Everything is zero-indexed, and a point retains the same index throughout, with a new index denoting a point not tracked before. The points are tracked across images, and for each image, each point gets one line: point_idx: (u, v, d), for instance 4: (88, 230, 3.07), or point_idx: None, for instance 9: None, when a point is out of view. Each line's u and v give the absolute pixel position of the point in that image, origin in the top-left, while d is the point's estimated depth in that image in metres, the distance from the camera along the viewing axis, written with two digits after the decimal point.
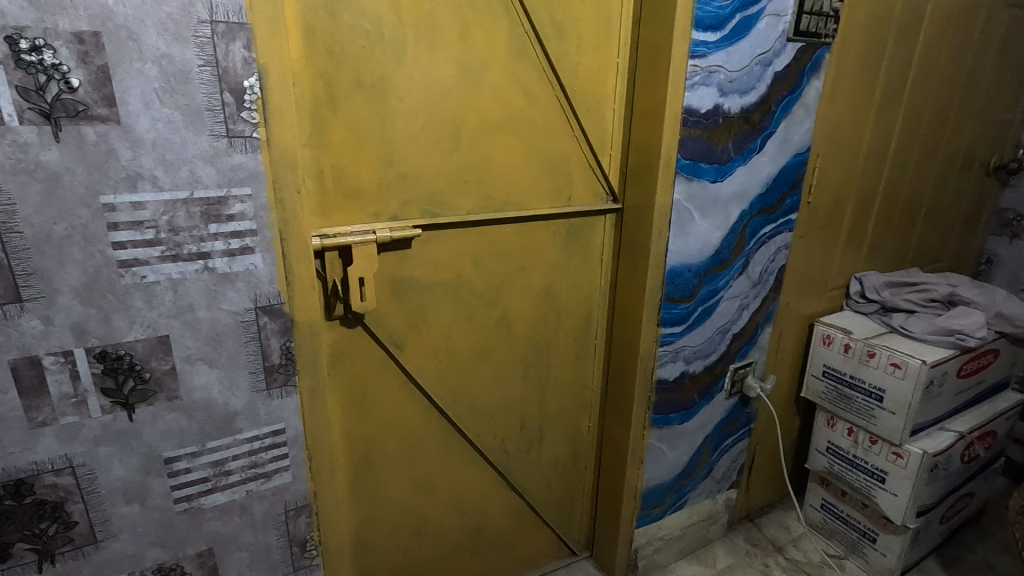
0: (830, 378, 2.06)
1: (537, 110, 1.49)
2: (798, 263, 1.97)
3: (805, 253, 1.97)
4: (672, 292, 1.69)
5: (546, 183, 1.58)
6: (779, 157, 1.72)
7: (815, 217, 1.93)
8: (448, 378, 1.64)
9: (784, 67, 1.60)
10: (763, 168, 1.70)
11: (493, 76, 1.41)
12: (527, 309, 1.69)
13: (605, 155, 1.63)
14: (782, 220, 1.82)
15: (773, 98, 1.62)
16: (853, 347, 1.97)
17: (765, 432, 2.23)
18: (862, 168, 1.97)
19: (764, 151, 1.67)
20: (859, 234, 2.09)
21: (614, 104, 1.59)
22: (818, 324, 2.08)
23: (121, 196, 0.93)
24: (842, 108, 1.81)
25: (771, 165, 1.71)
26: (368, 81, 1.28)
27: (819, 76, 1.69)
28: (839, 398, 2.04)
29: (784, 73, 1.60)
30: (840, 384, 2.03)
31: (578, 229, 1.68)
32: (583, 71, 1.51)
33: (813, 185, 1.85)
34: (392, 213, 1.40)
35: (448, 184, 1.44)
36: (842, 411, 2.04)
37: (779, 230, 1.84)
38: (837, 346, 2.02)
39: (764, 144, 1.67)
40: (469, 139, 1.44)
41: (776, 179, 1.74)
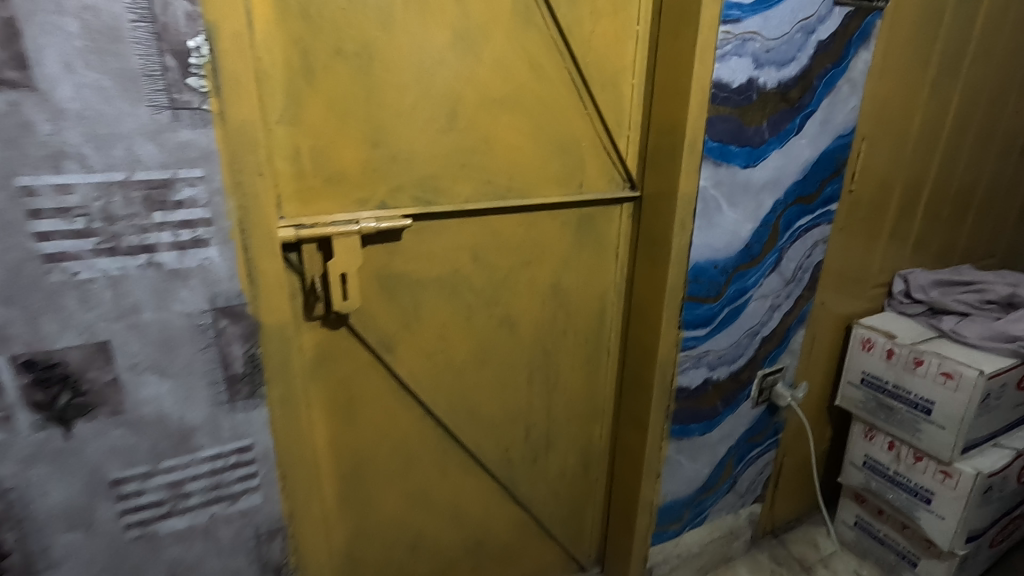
0: (869, 387, 1.87)
1: (545, 84, 1.32)
2: (836, 259, 1.78)
3: (845, 248, 1.77)
4: (696, 291, 1.51)
5: (555, 167, 1.40)
6: (819, 140, 1.52)
7: (856, 208, 1.73)
8: (446, 384, 1.48)
9: (829, 36, 1.40)
10: (801, 152, 1.51)
11: (495, 45, 1.24)
12: (534, 309, 1.52)
13: (622, 137, 1.45)
14: (820, 210, 1.63)
15: (816, 71, 1.43)
16: (897, 354, 1.77)
17: (794, 444, 2.05)
18: (912, 154, 1.76)
19: (802, 132, 1.48)
20: (905, 228, 1.89)
21: (633, 79, 1.40)
22: (858, 327, 1.88)
23: (42, 178, 0.78)
24: (892, 84, 1.60)
25: (810, 148, 1.52)
26: (350, 49, 1.11)
27: (867, 47, 1.48)
28: (879, 409, 1.85)
29: (828, 42, 1.41)
30: (881, 393, 1.84)
31: (591, 220, 1.50)
32: (597, 40, 1.33)
33: (855, 172, 1.65)
34: (380, 200, 1.24)
35: (443, 168, 1.28)
36: (882, 424, 1.85)
37: (817, 222, 1.64)
38: (878, 351, 1.82)
39: (803, 124, 1.47)
40: (468, 118, 1.27)
41: (815, 165, 1.55)
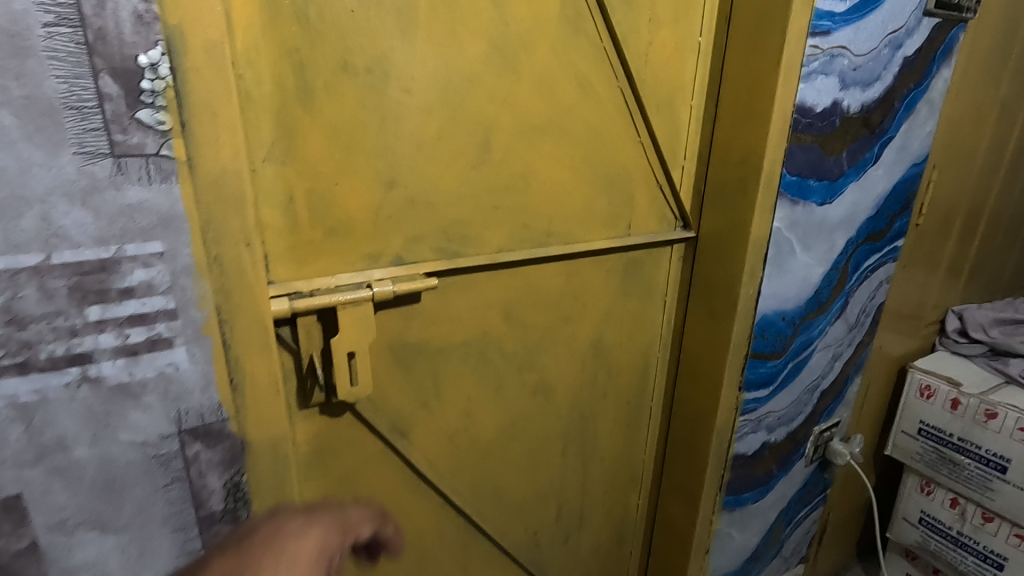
0: (928, 438, 1.69)
1: (596, 108, 1.07)
2: (895, 299, 1.59)
3: (905, 286, 1.59)
4: (760, 347, 1.31)
5: (602, 206, 1.16)
6: (894, 169, 1.32)
7: (919, 243, 1.55)
8: (469, 468, 1.22)
9: (915, 51, 1.20)
10: (876, 184, 1.30)
11: (538, 58, 0.98)
12: (573, 372, 1.27)
13: (677, 168, 1.22)
14: (888, 247, 1.44)
15: (898, 91, 1.23)
16: (963, 404, 1.59)
17: (840, 497, 1.85)
18: (975, 181, 1.58)
19: (879, 161, 1.28)
20: (961, 261, 1.71)
21: (693, 100, 1.18)
22: (913, 372, 1.69)
23: None
24: (966, 105, 1.41)
25: (885, 180, 1.32)
26: (360, 63, 0.84)
27: (949, 64, 1.29)
28: (940, 463, 1.67)
29: (913, 58, 1.21)
30: (941, 445, 1.66)
31: (639, 266, 1.27)
32: (656, 53, 1.09)
33: (923, 204, 1.46)
34: (395, 254, 0.97)
35: (473, 212, 1.02)
36: (943, 478, 1.67)
37: (883, 261, 1.45)
38: (939, 400, 1.64)
39: (881, 153, 1.27)
40: (503, 148, 1.01)
41: (888, 198, 1.35)
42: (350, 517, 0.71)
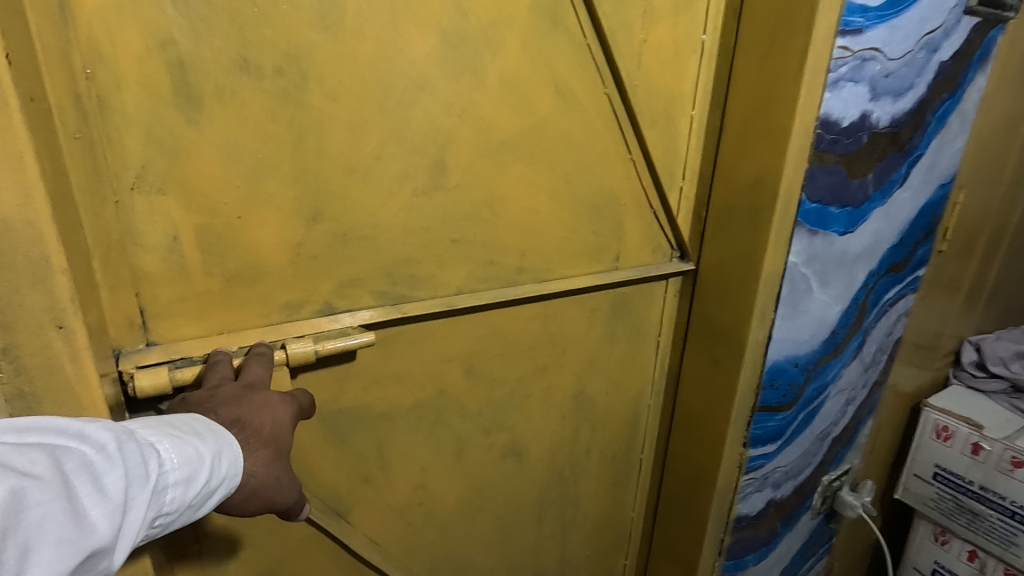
0: (944, 484, 1.51)
1: (578, 120, 0.88)
2: (913, 331, 1.41)
3: (923, 316, 1.41)
4: (769, 399, 1.14)
5: (585, 236, 0.97)
6: (922, 191, 1.15)
7: (940, 271, 1.38)
8: (425, 545, 1.02)
9: (951, 55, 1.03)
10: (902, 209, 1.12)
11: (505, 58, 0.78)
12: (550, 429, 1.08)
13: (675, 190, 1.03)
14: (909, 278, 1.26)
15: (931, 102, 1.05)
16: (985, 450, 1.41)
17: (845, 546, 1.68)
18: (999, 201, 1.42)
19: (906, 183, 1.10)
20: (980, 286, 1.55)
21: (694, 110, 0.99)
22: (929, 411, 1.52)
23: None
24: (1000, 116, 1.24)
25: (911, 204, 1.14)
26: (267, 61, 0.64)
27: (985, 71, 1.11)
28: (958, 512, 1.50)
29: (949, 63, 1.03)
30: (960, 493, 1.48)
31: (629, 304, 1.08)
32: (654, 54, 0.90)
33: (948, 228, 1.30)
34: (324, 302, 0.77)
35: (425, 247, 0.82)
36: (960, 529, 1.50)
37: (903, 293, 1.27)
38: (959, 444, 1.46)
39: (909, 173, 1.09)
40: (463, 169, 0.81)
41: (912, 224, 1.17)
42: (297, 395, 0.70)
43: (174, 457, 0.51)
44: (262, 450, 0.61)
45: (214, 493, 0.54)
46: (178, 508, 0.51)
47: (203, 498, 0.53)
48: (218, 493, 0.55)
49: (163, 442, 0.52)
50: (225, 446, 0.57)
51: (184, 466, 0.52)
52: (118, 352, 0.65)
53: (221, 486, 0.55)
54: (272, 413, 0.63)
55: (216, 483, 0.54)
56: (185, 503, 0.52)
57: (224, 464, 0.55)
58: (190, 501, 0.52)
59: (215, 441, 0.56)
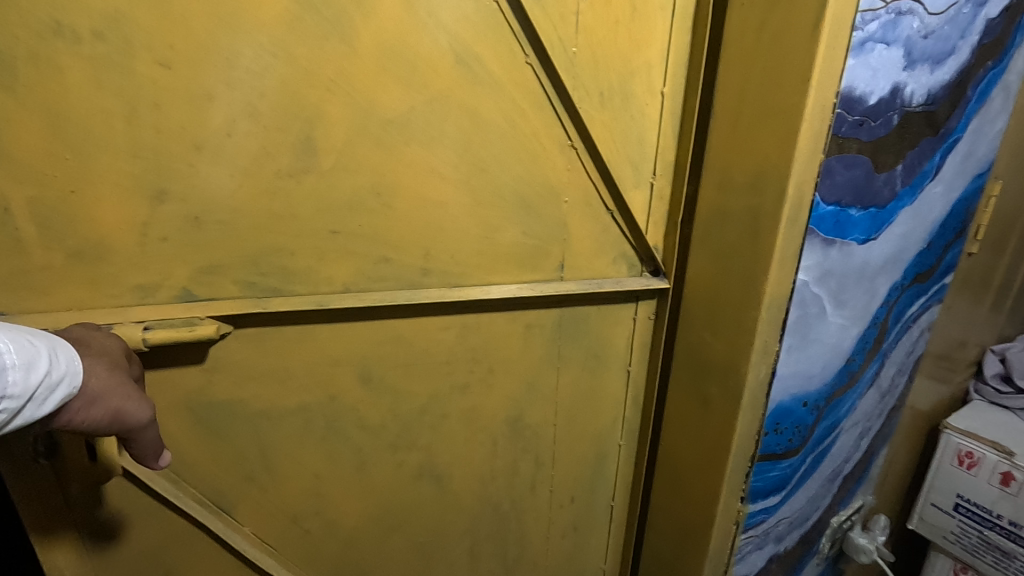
0: (967, 517, 1.36)
1: (494, 97, 0.72)
2: (938, 338, 1.29)
3: (949, 322, 1.29)
4: (773, 445, 0.95)
5: (514, 237, 0.81)
6: (955, 184, 0.98)
7: (968, 273, 1.26)
8: (329, 558, 0.95)
9: (999, 13, 0.84)
10: (932, 206, 0.96)
11: (381, 18, 0.66)
12: (480, 456, 0.94)
13: (645, 188, 0.83)
14: (934, 288, 1.13)
15: (973, 71, 0.87)
16: (1017, 482, 1.25)
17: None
18: None
19: (940, 175, 0.92)
20: (1006, 286, 1.45)
21: (665, 87, 0.77)
22: (949, 434, 1.37)
23: None
24: None
25: (943, 201, 0.97)
26: (82, 23, 0.59)
27: None
28: (984, 550, 1.34)
29: (996, 22, 0.84)
30: (984, 528, 1.33)
31: (585, 324, 0.89)
32: (598, 15, 0.71)
33: (981, 227, 1.17)
34: (182, 289, 0.72)
35: (298, 238, 0.73)
36: (983, 567, 1.35)
37: (927, 306, 1.14)
38: (985, 474, 1.31)
39: (943, 163, 0.91)
40: (338, 150, 0.71)
41: (941, 225, 1.02)
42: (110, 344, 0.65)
43: (11, 345, 0.52)
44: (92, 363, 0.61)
45: (56, 387, 0.55)
46: (22, 394, 0.52)
47: (45, 389, 0.54)
48: (62, 390, 0.56)
49: (1, 333, 0.53)
50: (63, 347, 0.58)
51: (22, 353, 0.53)
52: None
53: (62, 382, 0.56)
54: (93, 340, 0.63)
55: (58, 377, 0.55)
56: (29, 389, 0.53)
57: (65, 360, 0.56)
58: (32, 389, 0.53)
59: (50, 342, 0.57)
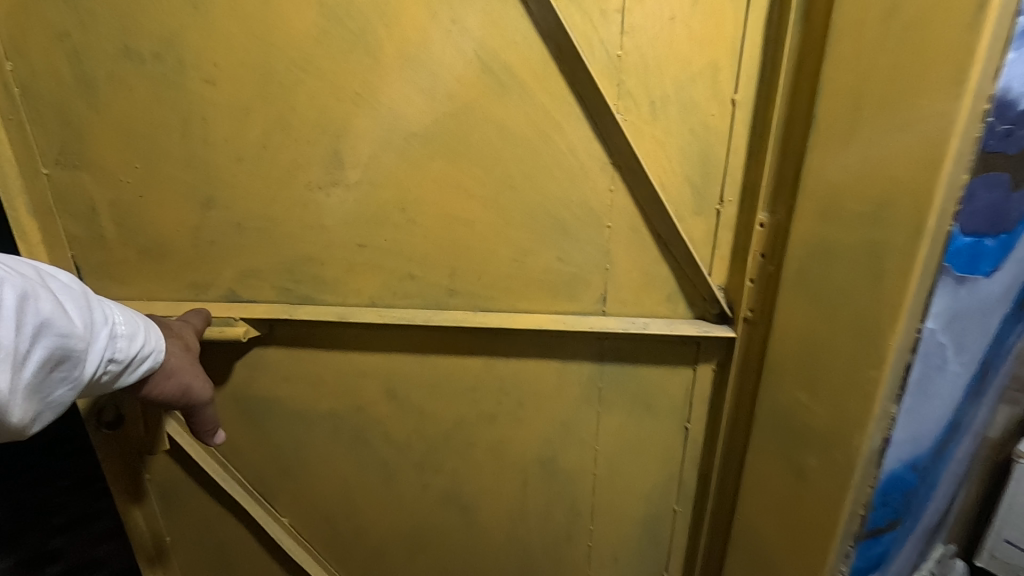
0: None
1: (525, 109, 0.65)
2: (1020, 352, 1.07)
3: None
4: (878, 520, 0.76)
5: (549, 263, 0.73)
6: None
7: None
8: (357, 562, 0.95)
9: None
10: None
11: (404, 27, 0.63)
12: (509, 491, 0.87)
13: (708, 215, 0.68)
14: None
15: None
16: None
17: None
18: None
19: None
20: None
21: (736, 94, 0.63)
22: None
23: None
24: None
25: None
26: (146, 46, 0.65)
27: None
28: None
29: None
30: None
31: (632, 366, 0.78)
32: (650, 12, 0.60)
33: None
34: (228, 289, 0.77)
35: (328, 248, 0.74)
36: None
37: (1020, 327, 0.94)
38: None
39: None
40: (364, 164, 0.69)
41: None
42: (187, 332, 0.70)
43: (121, 317, 0.59)
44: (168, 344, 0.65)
45: (143, 361, 0.60)
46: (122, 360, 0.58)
47: (138, 361, 0.59)
48: (153, 363, 0.61)
49: (114, 306, 0.60)
50: (152, 329, 0.63)
51: (129, 325, 0.59)
52: None
53: (149, 358, 0.61)
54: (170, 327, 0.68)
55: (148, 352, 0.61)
56: (128, 357, 0.58)
57: (154, 339, 0.62)
58: (134, 356, 0.58)
59: (145, 323, 0.63)
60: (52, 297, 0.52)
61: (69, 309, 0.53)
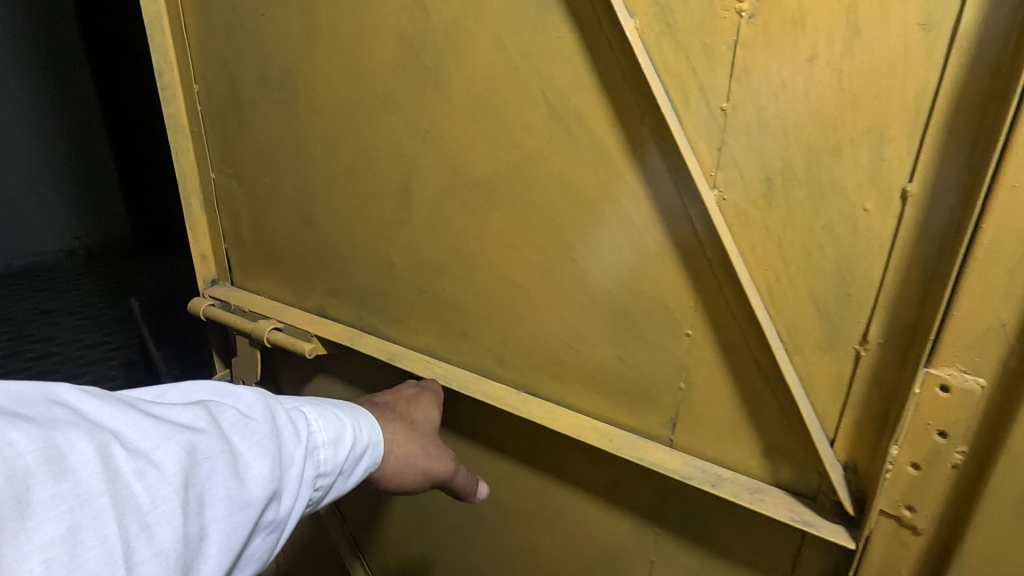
0: None
1: (594, 167, 0.51)
2: None
3: None
4: None
5: (606, 360, 0.57)
6: None
7: None
8: None
9: None
10: None
11: (473, 63, 0.55)
12: None
13: (839, 355, 0.44)
14: None
15: None
16: None
17: None
18: None
19: None
20: None
21: (909, 184, 0.38)
22: None
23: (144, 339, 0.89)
24: None
25: None
26: (275, 75, 0.71)
27: None
28: None
29: None
30: None
31: (703, 524, 0.56)
32: (775, 49, 0.40)
33: None
34: (318, 303, 0.81)
35: (393, 285, 0.71)
36: None
37: None
38: None
39: None
40: (429, 206, 0.64)
41: None
42: (416, 408, 0.59)
43: (319, 417, 0.47)
44: (388, 424, 0.55)
45: (360, 459, 0.49)
46: (332, 471, 0.46)
47: (352, 463, 0.48)
48: (365, 462, 0.49)
49: (306, 408, 0.48)
50: (363, 417, 0.51)
51: (327, 424, 0.47)
52: (214, 281, 0.92)
53: (364, 454, 0.49)
54: (394, 400, 0.59)
55: (358, 449, 0.49)
56: (339, 465, 0.46)
57: (364, 429, 0.50)
58: (343, 463, 0.47)
59: (354, 413, 0.51)
60: (221, 451, 0.39)
61: (249, 452, 0.40)
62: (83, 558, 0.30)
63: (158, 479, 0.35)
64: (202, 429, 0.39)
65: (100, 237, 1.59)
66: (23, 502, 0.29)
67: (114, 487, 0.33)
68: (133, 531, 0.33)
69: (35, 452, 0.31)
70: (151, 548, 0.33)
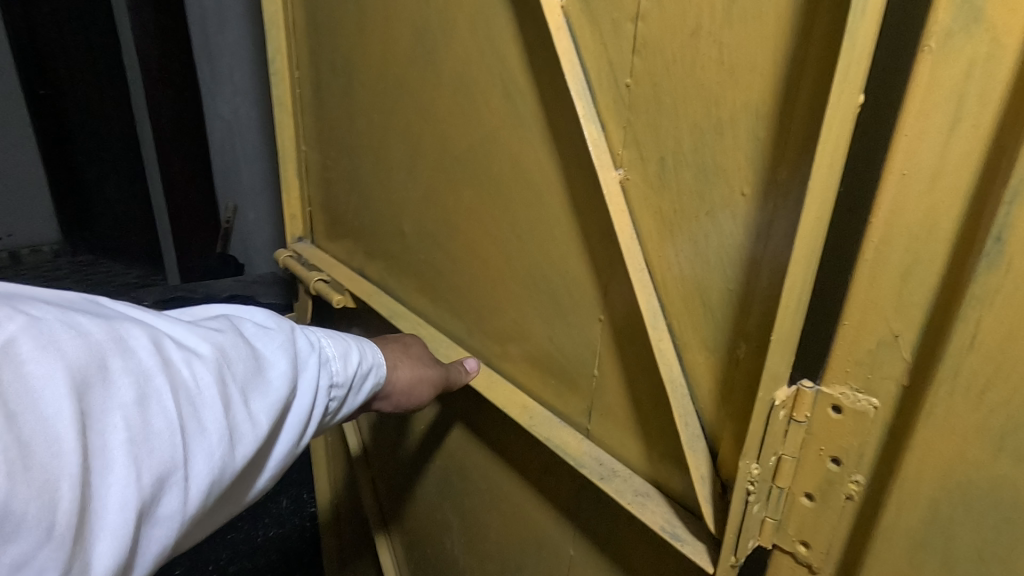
0: None
1: (533, 144, 0.52)
2: None
3: None
4: None
5: (541, 341, 0.57)
6: None
7: None
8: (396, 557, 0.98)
9: None
10: None
11: (457, 47, 0.59)
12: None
13: (725, 355, 0.40)
14: None
15: None
16: None
17: None
18: None
19: None
20: None
21: (782, 168, 0.35)
22: None
23: None
24: None
25: None
26: (340, 62, 0.84)
27: None
28: None
29: None
30: None
31: (609, 525, 0.53)
32: (667, 22, 0.39)
33: None
34: (361, 263, 0.92)
35: (404, 250, 0.79)
36: None
37: None
38: None
39: None
40: (427, 179, 0.70)
41: None
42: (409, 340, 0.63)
43: (330, 336, 0.53)
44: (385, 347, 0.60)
45: (365, 377, 0.54)
46: (344, 380, 0.51)
47: (359, 377, 0.53)
48: (372, 379, 0.55)
49: (316, 329, 0.53)
50: (365, 343, 0.56)
51: (335, 338, 0.53)
52: (300, 239, 1.08)
53: (370, 371, 0.55)
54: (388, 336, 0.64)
55: (365, 365, 0.54)
56: (349, 376, 0.52)
57: (368, 351, 0.56)
58: (352, 374, 0.52)
59: (357, 339, 0.56)
60: (248, 351, 0.44)
61: (269, 355, 0.45)
62: (152, 419, 0.35)
63: (203, 365, 0.39)
64: (231, 332, 0.44)
65: (31, 239, 1.84)
66: (102, 370, 0.34)
67: (171, 368, 0.38)
68: (188, 407, 0.37)
69: (103, 332, 0.35)
70: (201, 424, 0.38)
